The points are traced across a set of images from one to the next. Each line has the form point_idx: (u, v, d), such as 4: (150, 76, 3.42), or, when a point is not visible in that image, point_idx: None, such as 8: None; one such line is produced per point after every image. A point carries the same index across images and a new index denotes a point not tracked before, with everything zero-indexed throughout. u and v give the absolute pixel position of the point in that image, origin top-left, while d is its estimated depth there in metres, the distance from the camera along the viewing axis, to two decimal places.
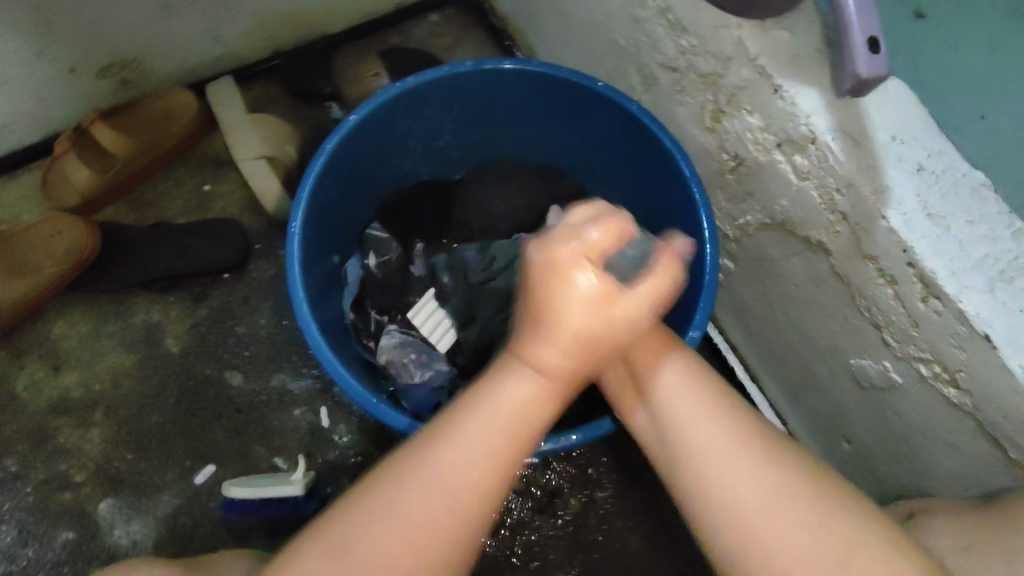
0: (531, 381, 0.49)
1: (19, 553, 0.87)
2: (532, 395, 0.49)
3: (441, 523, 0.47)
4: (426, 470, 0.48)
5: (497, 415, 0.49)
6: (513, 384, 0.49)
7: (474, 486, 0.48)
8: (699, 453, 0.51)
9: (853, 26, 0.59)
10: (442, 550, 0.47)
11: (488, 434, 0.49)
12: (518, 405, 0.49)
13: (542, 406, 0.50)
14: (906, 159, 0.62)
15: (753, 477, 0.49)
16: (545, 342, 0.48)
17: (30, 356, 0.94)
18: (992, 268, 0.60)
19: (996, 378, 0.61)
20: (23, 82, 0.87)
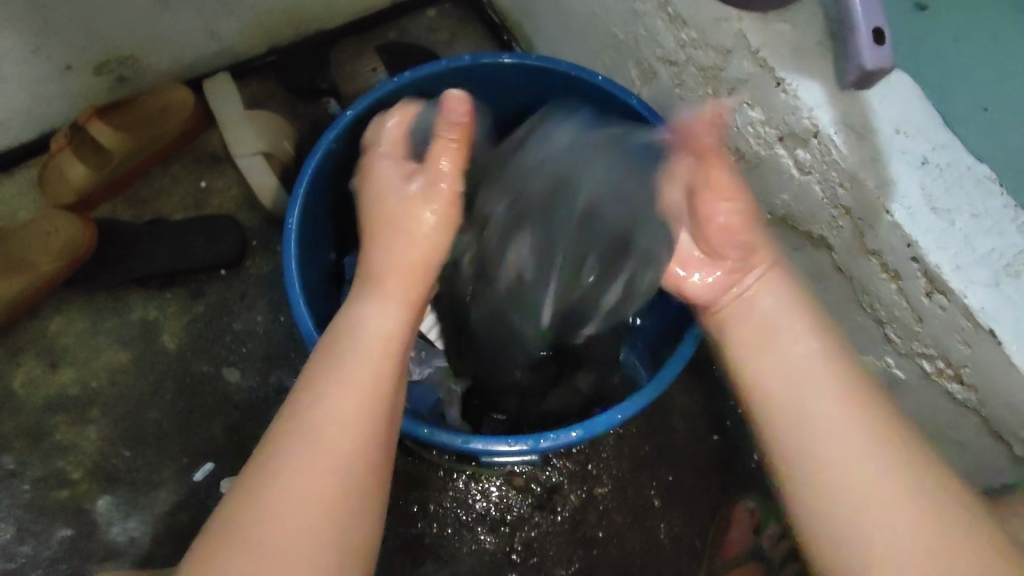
0: (380, 305, 0.58)
1: (16, 551, 0.87)
2: (386, 319, 0.57)
3: (337, 457, 0.50)
4: (314, 419, 0.51)
5: (359, 337, 0.55)
6: (366, 310, 0.57)
7: (357, 417, 0.52)
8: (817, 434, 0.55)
9: (859, 18, 0.58)
10: (340, 491, 0.49)
11: (357, 365, 0.54)
12: (380, 329, 0.57)
13: (400, 316, 0.58)
14: (910, 152, 0.61)
15: (883, 477, 0.52)
16: (383, 263, 0.60)
17: (27, 354, 0.93)
18: (998, 262, 0.59)
19: (1002, 373, 0.60)
20: (18, 78, 0.86)
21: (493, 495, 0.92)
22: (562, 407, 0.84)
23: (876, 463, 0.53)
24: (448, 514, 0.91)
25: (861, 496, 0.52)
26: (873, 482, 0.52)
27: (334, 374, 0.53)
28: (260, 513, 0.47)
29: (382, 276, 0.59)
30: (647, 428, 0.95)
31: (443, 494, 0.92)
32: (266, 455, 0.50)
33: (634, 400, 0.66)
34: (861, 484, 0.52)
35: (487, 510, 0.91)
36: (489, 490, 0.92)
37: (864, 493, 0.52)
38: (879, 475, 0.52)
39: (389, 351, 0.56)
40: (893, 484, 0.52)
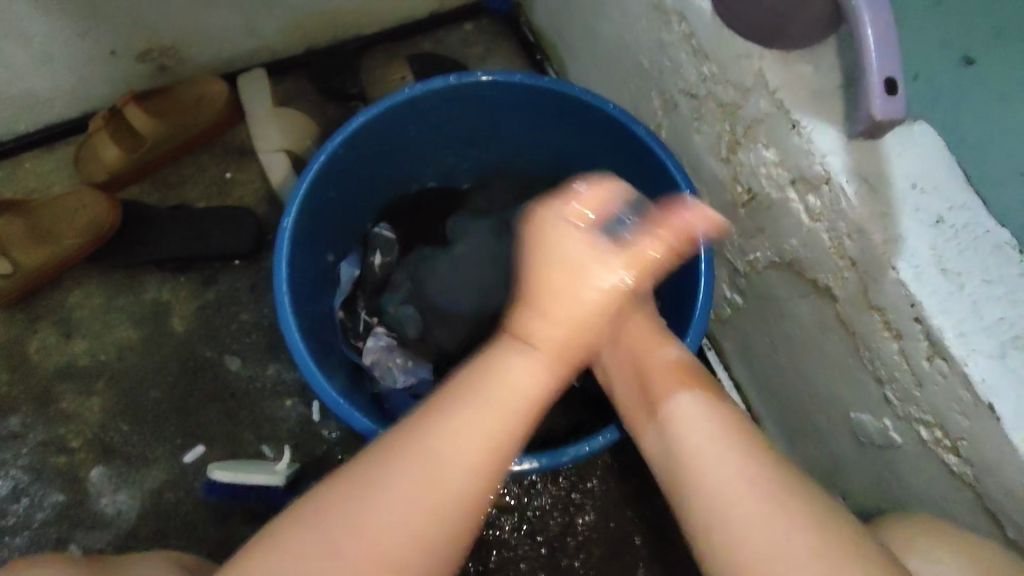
0: (532, 359, 0.55)
1: (10, 509, 0.90)
2: (535, 376, 0.54)
3: (450, 498, 0.48)
4: (414, 457, 0.49)
5: (501, 398, 0.52)
6: (514, 363, 0.54)
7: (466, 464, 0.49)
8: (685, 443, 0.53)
9: (872, 66, 0.56)
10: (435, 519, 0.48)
11: (485, 413, 0.51)
12: (526, 386, 0.53)
13: (544, 381, 0.55)
14: (925, 210, 0.59)
15: (704, 438, 0.52)
16: (536, 321, 0.56)
17: (44, 322, 0.97)
18: (1005, 332, 0.56)
19: (997, 450, 0.57)
20: (65, 59, 0.90)
21: None
22: (543, 433, 0.82)
23: (726, 441, 0.52)
24: None
25: (707, 471, 0.51)
26: (717, 457, 0.51)
27: (473, 414, 0.51)
28: (354, 517, 0.47)
29: (536, 340, 0.56)
30: (636, 463, 0.93)
31: None
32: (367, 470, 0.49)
33: (603, 436, 0.66)
34: (710, 463, 0.51)
35: None
36: None
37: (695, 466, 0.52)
38: (726, 459, 0.51)
39: (523, 406, 0.53)
40: (716, 446, 0.51)
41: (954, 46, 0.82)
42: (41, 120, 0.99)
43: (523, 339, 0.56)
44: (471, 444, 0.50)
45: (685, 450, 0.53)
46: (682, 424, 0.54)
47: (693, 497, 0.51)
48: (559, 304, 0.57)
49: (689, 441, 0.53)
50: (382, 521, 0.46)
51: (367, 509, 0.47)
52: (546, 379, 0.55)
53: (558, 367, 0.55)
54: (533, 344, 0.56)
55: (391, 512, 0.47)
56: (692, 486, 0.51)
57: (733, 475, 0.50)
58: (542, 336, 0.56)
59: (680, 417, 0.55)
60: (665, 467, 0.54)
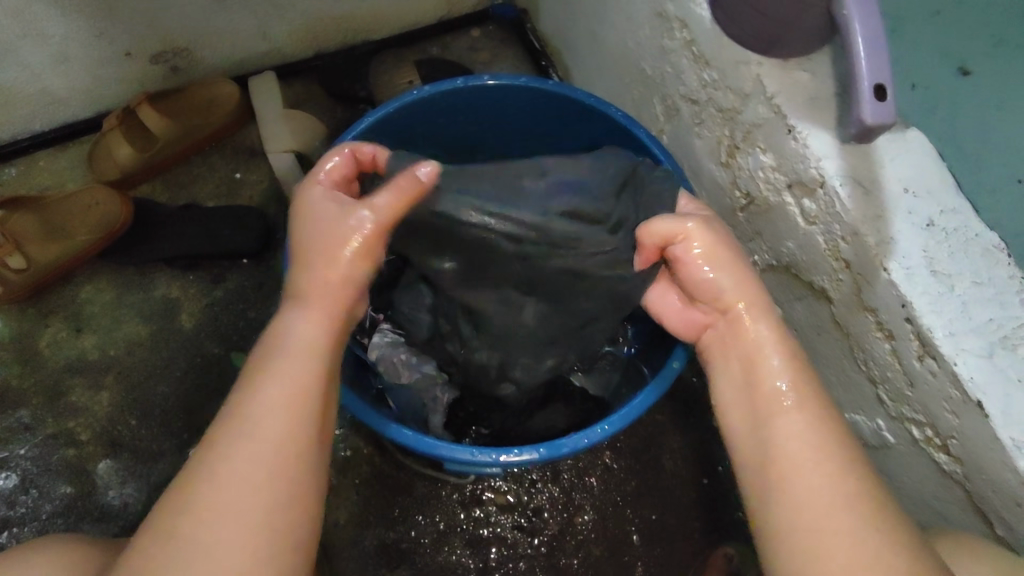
0: (306, 315, 0.57)
1: (19, 500, 0.92)
2: (308, 328, 0.57)
3: (282, 466, 0.51)
4: (227, 446, 0.51)
5: (291, 351, 0.55)
6: (294, 320, 0.57)
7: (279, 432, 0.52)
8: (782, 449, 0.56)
9: (863, 72, 0.58)
10: (283, 485, 0.51)
11: (286, 367, 0.54)
12: (302, 334, 0.57)
13: (320, 326, 0.57)
14: (916, 213, 0.60)
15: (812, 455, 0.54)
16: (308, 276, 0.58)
17: (55, 317, 0.99)
18: (994, 333, 0.58)
19: (985, 447, 0.58)
20: (81, 59, 0.93)
21: (475, 511, 0.92)
22: (545, 429, 0.85)
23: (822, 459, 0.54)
24: (427, 523, 0.91)
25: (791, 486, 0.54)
26: (812, 470, 0.54)
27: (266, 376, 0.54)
28: (193, 518, 0.48)
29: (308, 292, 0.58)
30: (636, 463, 0.95)
31: (428, 503, 0.92)
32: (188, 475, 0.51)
33: (601, 430, 0.67)
34: (799, 478, 0.54)
35: (465, 525, 0.92)
36: (472, 505, 0.92)
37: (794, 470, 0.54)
38: (816, 474, 0.54)
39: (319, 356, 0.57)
40: (812, 468, 0.54)
41: (950, 56, 0.83)
42: (57, 119, 1.02)
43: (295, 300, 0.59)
44: (280, 393, 0.53)
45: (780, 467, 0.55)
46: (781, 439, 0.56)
47: (774, 507, 0.54)
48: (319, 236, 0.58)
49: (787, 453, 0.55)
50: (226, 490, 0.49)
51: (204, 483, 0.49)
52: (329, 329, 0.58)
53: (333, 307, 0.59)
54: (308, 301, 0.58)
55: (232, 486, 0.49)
56: (770, 488, 0.55)
57: (825, 495, 0.52)
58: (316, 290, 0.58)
59: (785, 433, 0.56)
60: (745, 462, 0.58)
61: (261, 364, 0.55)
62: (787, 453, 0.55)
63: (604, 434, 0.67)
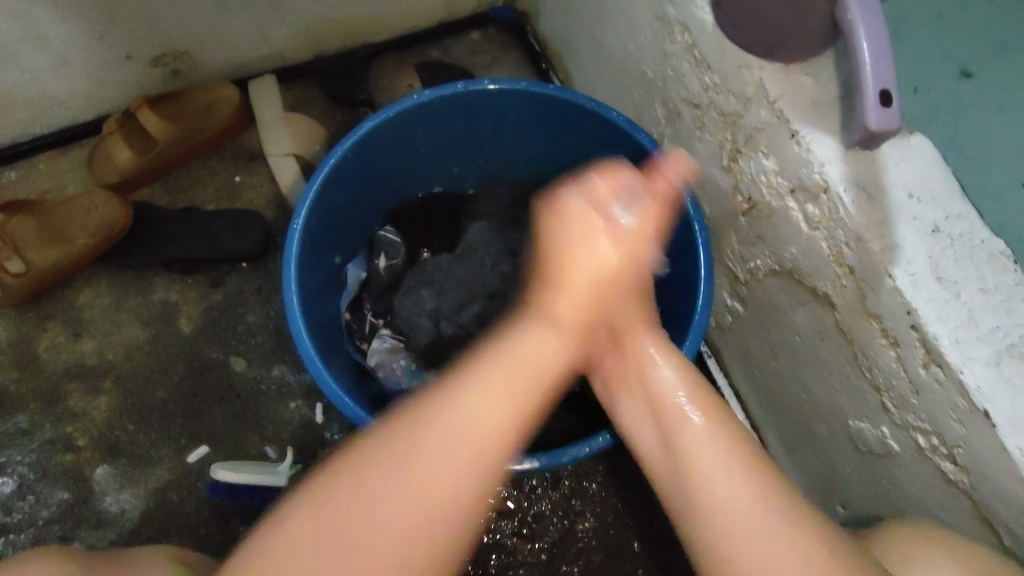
0: (546, 330, 0.58)
1: (16, 506, 0.91)
2: (550, 347, 0.57)
3: (452, 495, 0.49)
4: (423, 439, 0.50)
5: (518, 369, 0.54)
6: (526, 337, 0.57)
7: (477, 460, 0.50)
8: (687, 454, 0.53)
9: (867, 77, 0.57)
10: (458, 499, 0.49)
11: (507, 386, 0.53)
12: (541, 356, 0.56)
13: (561, 362, 0.57)
14: (922, 218, 0.60)
15: (723, 460, 0.52)
16: (555, 296, 0.60)
17: (53, 321, 0.98)
18: (1000, 340, 0.57)
19: (992, 456, 0.57)
20: (81, 63, 0.92)
21: None
22: (545, 434, 0.83)
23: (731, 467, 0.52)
24: None
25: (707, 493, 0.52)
26: (724, 476, 0.52)
27: (473, 383, 0.53)
28: (377, 488, 0.48)
29: (553, 316, 0.59)
30: (637, 470, 0.94)
31: None
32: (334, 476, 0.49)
33: (602, 437, 0.67)
34: (715, 488, 0.51)
35: None
36: None
37: (701, 480, 0.52)
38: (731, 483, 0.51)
39: (518, 416, 0.53)
40: (739, 484, 0.51)
41: (954, 59, 0.82)
42: (56, 123, 1.01)
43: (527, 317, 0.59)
44: (501, 397, 0.52)
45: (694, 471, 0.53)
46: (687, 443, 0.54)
47: (702, 516, 0.51)
48: (569, 247, 0.62)
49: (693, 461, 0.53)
50: (419, 474, 0.48)
51: (400, 463, 0.49)
52: (559, 354, 0.57)
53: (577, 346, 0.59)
54: (549, 320, 0.59)
55: (432, 473, 0.49)
56: (686, 487, 0.53)
57: (748, 497, 0.51)
58: (561, 316, 0.59)
59: (690, 439, 0.54)
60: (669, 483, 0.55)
61: (464, 368, 0.54)
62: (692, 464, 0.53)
63: (606, 443, 0.66)
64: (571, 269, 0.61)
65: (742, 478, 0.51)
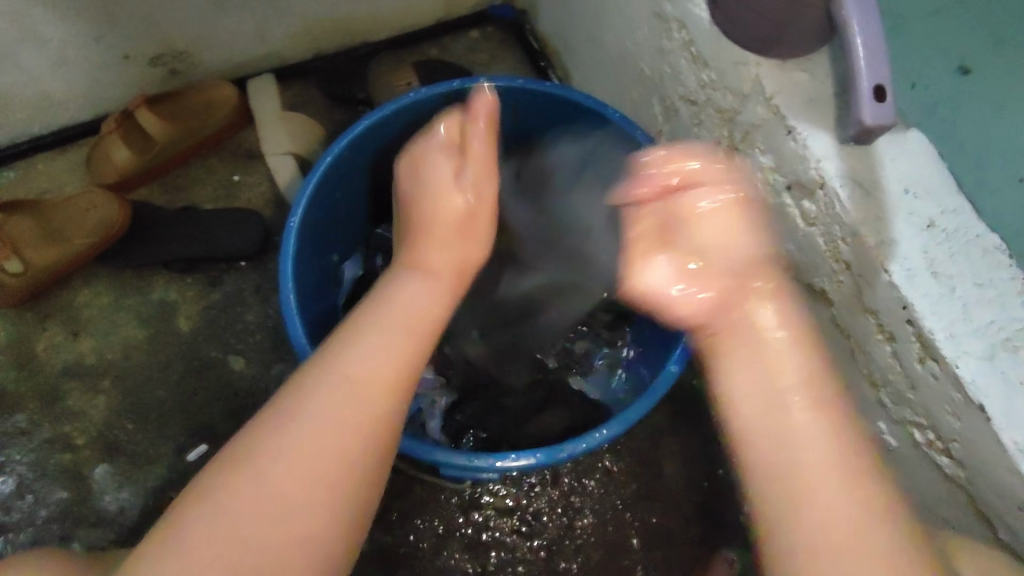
0: (425, 282, 0.58)
1: (15, 505, 0.91)
2: (418, 293, 0.57)
3: (348, 446, 0.48)
4: (309, 404, 0.48)
5: (402, 318, 0.54)
6: (411, 286, 0.57)
7: (388, 376, 0.51)
8: (807, 473, 0.45)
9: (862, 74, 0.57)
10: (349, 460, 0.48)
11: (388, 335, 0.53)
12: (421, 304, 0.56)
13: (437, 298, 0.57)
14: (917, 214, 0.60)
15: (827, 469, 0.45)
16: (439, 249, 0.60)
17: (52, 321, 0.98)
18: (996, 335, 0.57)
19: (988, 450, 0.58)
20: (79, 63, 0.92)
21: (474, 516, 0.91)
22: (543, 433, 0.82)
23: (840, 486, 0.44)
24: (425, 527, 0.91)
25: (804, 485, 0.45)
26: (831, 480, 0.44)
27: (370, 334, 0.52)
28: (263, 461, 0.46)
29: (431, 266, 0.59)
30: (636, 467, 0.94)
31: (427, 508, 0.91)
32: (237, 450, 0.47)
33: (599, 434, 0.67)
34: (819, 499, 0.44)
35: (464, 529, 0.91)
36: (471, 509, 0.92)
37: (817, 494, 0.44)
38: (837, 490, 0.44)
39: (429, 327, 0.55)
40: (849, 489, 0.44)
41: (951, 55, 0.83)
42: (55, 123, 1.02)
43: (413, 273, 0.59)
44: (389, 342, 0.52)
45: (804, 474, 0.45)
46: (798, 447, 0.46)
47: (793, 519, 0.44)
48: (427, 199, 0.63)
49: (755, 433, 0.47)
50: (312, 444, 0.47)
51: (286, 437, 0.47)
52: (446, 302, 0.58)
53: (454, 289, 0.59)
54: (423, 268, 0.59)
55: (319, 440, 0.47)
56: (789, 497, 0.45)
57: (847, 504, 0.44)
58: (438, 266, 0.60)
59: (802, 443, 0.46)
60: (760, 483, 0.46)
61: (358, 322, 0.54)
62: (805, 470, 0.45)
63: (602, 439, 0.67)
64: (445, 211, 0.62)
65: (846, 481, 0.45)
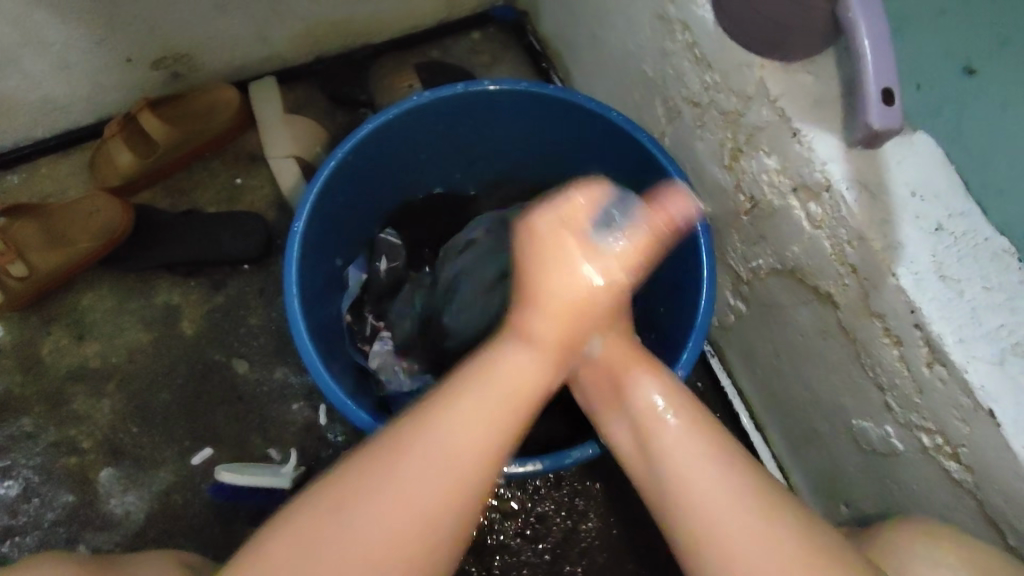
0: (531, 357, 0.54)
1: (21, 509, 0.92)
2: (525, 369, 0.54)
3: (428, 525, 0.47)
4: (385, 484, 0.48)
5: (504, 391, 0.52)
6: (519, 359, 0.54)
7: (474, 460, 0.49)
8: (676, 468, 0.52)
9: (869, 77, 0.57)
10: (435, 540, 0.48)
11: (478, 408, 0.51)
12: (520, 381, 0.53)
13: (544, 370, 0.54)
14: (925, 217, 0.59)
15: (699, 463, 0.51)
16: (538, 317, 0.54)
17: (57, 324, 0.98)
18: (1005, 339, 0.57)
19: (995, 454, 0.57)
20: (81, 66, 0.92)
21: (479, 519, 0.91)
22: (551, 436, 0.84)
23: (703, 462, 0.51)
24: None
25: (699, 508, 0.50)
26: (699, 476, 0.51)
27: (458, 406, 0.51)
28: (337, 533, 0.47)
29: (537, 337, 0.54)
30: None
31: None
32: (315, 510, 0.48)
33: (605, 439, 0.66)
34: (692, 482, 0.51)
35: (469, 532, 0.91)
36: (476, 513, 0.91)
37: (688, 481, 0.51)
38: (705, 482, 0.51)
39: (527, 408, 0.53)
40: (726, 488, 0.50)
41: (956, 56, 0.82)
42: (57, 127, 1.02)
43: (531, 345, 0.54)
44: (490, 419, 0.51)
45: (680, 492, 0.51)
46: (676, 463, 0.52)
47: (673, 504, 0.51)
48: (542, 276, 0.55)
49: (656, 444, 0.53)
50: (394, 516, 0.47)
51: (364, 512, 0.47)
52: (550, 377, 0.55)
53: (560, 359, 0.55)
54: (524, 335, 0.55)
55: (404, 513, 0.47)
56: (671, 487, 0.52)
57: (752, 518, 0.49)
58: (540, 334, 0.55)
59: (663, 432, 0.53)
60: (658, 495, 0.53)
61: (457, 395, 0.51)
62: (667, 469, 0.52)
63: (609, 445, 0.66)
64: (543, 296, 0.55)
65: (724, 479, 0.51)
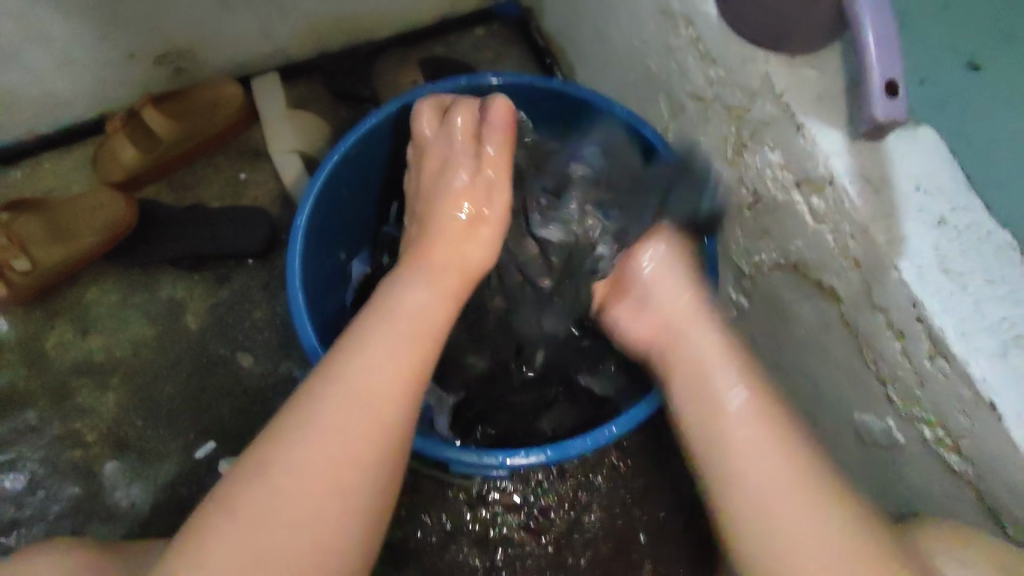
0: (427, 290, 0.61)
1: (26, 501, 0.92)
2: (426, 300, 0.60)
3: (367, 443, 0.51)
4: (317, 405, 0.52)
5: (407, 324, 0.58)
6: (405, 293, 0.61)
7: (396, 378, 0.54)
8: (746, 470, 0.54)
9: (874, 70, 0.57)
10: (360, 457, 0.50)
11: (393, 343, 0.56)
12: (421, 307, 0.60)
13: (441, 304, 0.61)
14: (928, 211, 0.60)
15: (780, 464, 0.54)
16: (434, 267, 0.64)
17: (61, 318, 0.99)
18: (1007, 331, 0.57)
19: (996, 446, 0.58)
20: (86, 61, 0.93)
21: (482, 512, 0.92)
22: (555, 428, 0.84)
23: (774, 458, 0.54)
24: (433, 523, 0.91)
25: (756, 467, 0.54)
26: (775, 470, 0.53)
27: (375, 337, 0.56)
28: (279, 463, 0.49)
29: (423, 273, 0.63)
30: (643, 461, 0.94)
31: (433, 505, 0.91)
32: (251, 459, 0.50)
33: (607, 432, 0.67)
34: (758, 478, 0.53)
35: (472, 525, 0.91)
36: (479, 506, 0.92)
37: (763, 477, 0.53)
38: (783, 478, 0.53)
39: (434, 330, 0.59)
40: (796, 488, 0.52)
41: (959, 52, 0.82)
42: (62, 121, 1.02)
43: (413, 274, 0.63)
44: (395, 341, 0.56)
45: (737, 451, 0.55)
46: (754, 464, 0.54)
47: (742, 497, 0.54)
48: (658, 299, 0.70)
49: (731, 440, 0.56)
50: (325, 436, 0.50)
51: (301, 438, 0.50)
52: (445, 312, 0.61)
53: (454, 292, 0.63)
54: (422, 276, 0.63)
55: (327, 434, 0.50)
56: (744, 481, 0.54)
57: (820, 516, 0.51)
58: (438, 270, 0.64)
59: (741, 429, 0.56)
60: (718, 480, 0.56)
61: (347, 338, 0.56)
62: (745, 468, 0.55)
63: (610, 437, 0.67)
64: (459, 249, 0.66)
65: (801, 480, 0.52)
